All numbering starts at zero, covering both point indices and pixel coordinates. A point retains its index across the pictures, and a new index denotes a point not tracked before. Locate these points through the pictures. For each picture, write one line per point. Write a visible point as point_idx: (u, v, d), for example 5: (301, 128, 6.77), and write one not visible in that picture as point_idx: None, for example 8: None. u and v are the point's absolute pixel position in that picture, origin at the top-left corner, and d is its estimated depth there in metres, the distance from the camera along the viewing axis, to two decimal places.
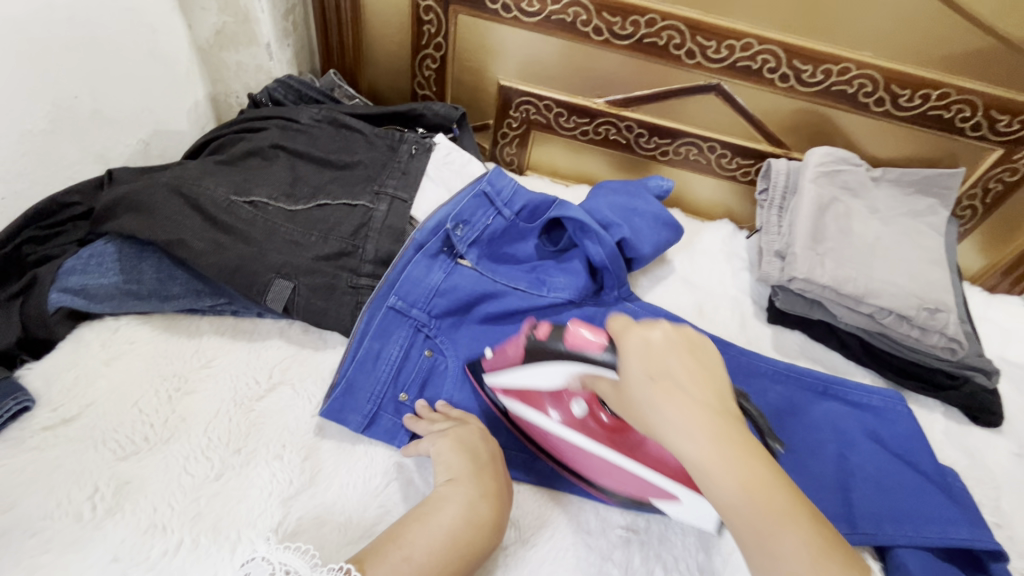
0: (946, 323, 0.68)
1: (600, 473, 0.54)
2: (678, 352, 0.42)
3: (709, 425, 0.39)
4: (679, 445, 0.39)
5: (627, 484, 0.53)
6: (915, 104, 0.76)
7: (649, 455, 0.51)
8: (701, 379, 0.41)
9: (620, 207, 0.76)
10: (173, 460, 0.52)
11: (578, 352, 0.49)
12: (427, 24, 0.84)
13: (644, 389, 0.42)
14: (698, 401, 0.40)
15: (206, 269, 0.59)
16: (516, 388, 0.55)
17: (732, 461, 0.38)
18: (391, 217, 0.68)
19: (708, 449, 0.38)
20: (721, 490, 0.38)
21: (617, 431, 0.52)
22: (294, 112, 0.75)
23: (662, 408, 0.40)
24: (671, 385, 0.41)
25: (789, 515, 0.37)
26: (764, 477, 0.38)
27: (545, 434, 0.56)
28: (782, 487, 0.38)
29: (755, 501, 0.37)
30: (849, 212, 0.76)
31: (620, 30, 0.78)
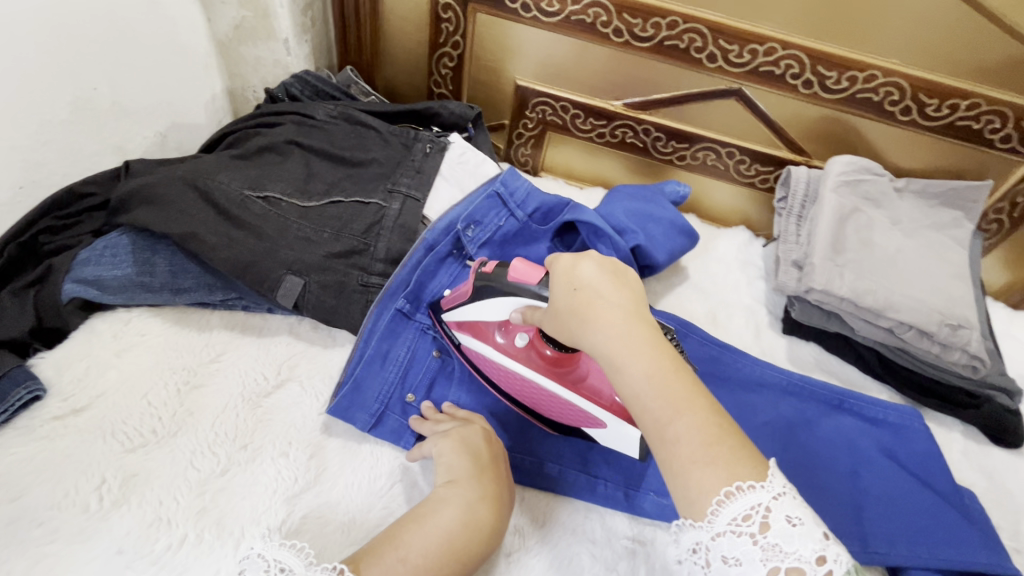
0: (968, 340, 0.66)
1: (538, 401, 0.58)
2: (598, 268, 0.47)
3: (622, 324, 0.43)
4: (590, 341, 0.44)
5: (564, 414, 0.57)
6: (943, 114, 0.74)
7: (583, 384, 0.55)
8: (620, 286, 0.46)
9: (635, 213, 0.75)
10: (180, 453, 0.52)
11: (516, 286, 0.53)
12: (445, 22, 0.84)
13: (568, 299, 0.46)
14: (615, 305, 0.44)
15: (218, 263, 0.59)
16: (467, 322, 0.59)
17: (637, 354, 0.42)
18: (404, 216, 0.68)
19: (620, 345, 0.42)
20: (628, 378, 0.42)
21: (559, 364, 0.56)
22: (310, 108, 0.75)
23: (581, 315, 0.45)
24: (590, 292, 0.45)
25: (684, 404, 0.40)
26: (670, 374, 0.41)
27: (491, 365, 0.59)
28: (684, 380, 0.41)
29: (661, 392, 0.40)
30: (871, 223, 0.74)
31: (640, 32, 0.77)
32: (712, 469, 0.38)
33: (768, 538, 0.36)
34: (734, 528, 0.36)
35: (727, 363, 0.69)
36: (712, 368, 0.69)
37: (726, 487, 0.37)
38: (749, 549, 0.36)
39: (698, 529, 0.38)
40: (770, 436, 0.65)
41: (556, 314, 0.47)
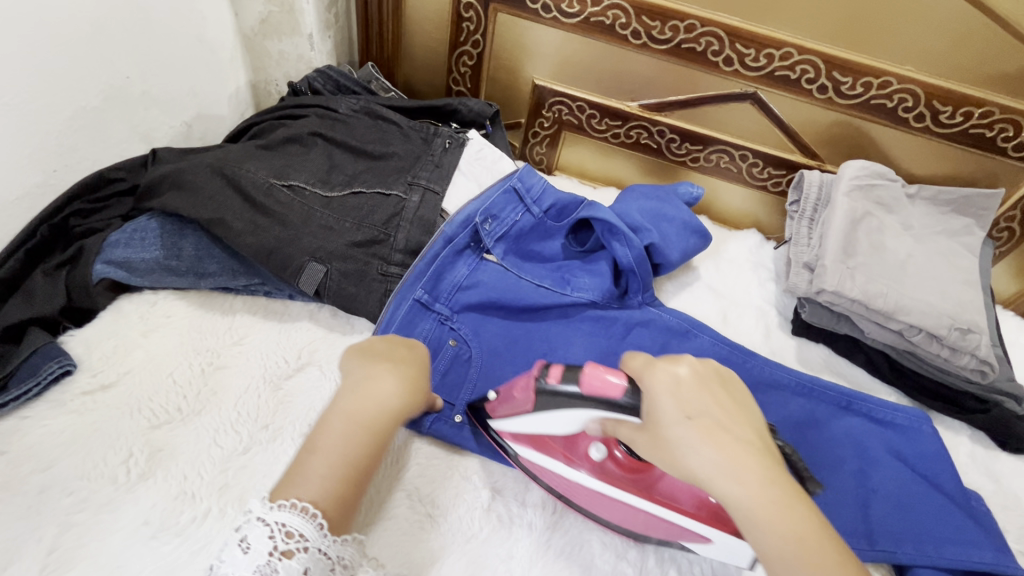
0: (977, 345, 0.67)
1: (623, 518, 0.52)
2: (708, 389, 0.44)
3: (756, 470, 0.40)
4: (723, 486, 0.40)
5: (651, 529, 0.51)
6: (956, 122, 0.75)
7: (673, 495, 0.49)
8: (743, 419, 0.43)
9: (649, 212, 0.76)
10: (204, 431, 0.53)
11: (597, 397, 0.47)
12: (466, 21, 0.85)
13: (681, 429, 0.42)
14: (741, 442, 0.41)
15: (243, 248, 0.60)
16: (527, 434, 0.54)
17: (773, 504, 0.39)
18: (423, 208, 0.69)
19: (756, 494, 0.39)
20: (763, 530, 0.39)
21: (636, 471, 0.52)
22: (333, 102, 0.77)
23: (706, 451, 0.41)
24: (708, 426, 0.42)
25: (835, 565, 0.37)
26: (808, 525, 0.38)
27: (559, 480, 0.54)
28: (825, 532, 0.39)
29: (804, 551, 0.37)
30: (882, 227, 0.75)
31: (658, 34, 0.78)
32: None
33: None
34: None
35: (737, 362, 0.70)
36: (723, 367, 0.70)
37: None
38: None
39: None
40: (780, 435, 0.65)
41: (665, 442, 0.43)
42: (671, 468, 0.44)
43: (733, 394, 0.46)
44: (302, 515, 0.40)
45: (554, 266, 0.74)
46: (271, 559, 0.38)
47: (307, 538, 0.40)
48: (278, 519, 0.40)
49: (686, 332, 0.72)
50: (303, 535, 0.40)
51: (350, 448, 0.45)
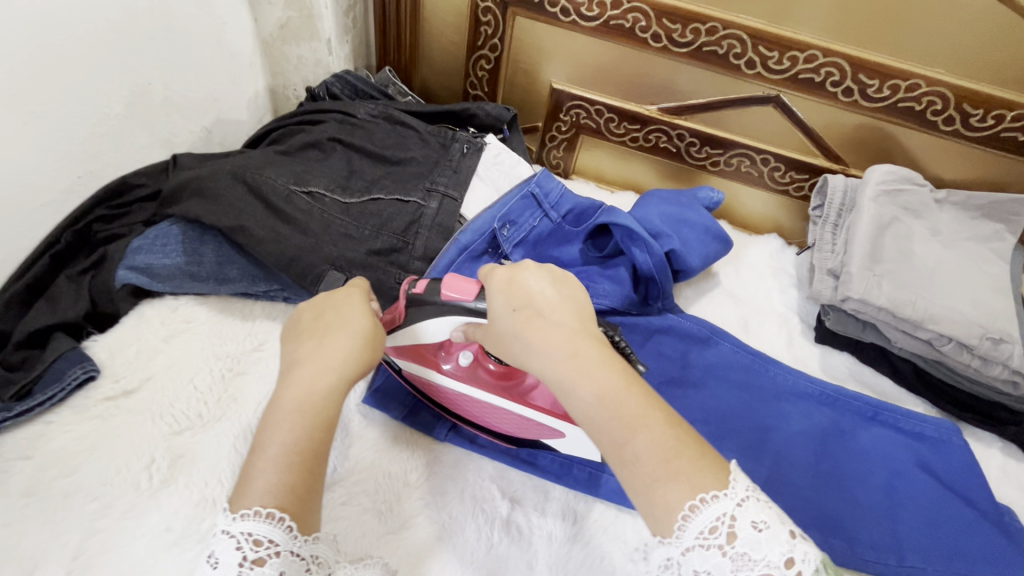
0: (1011, 355, 0.64)
1: (491, 419, 0.56)
2: (546, 283, 0.46)
3: (565, 342, 0.42)
4: (537, 362, 0.42)
5: (515, 428, 0.55)
6: (988, 125, 0.73)
7: (535, 396, 0.54)
8: (563, 305, 0.45)
9: (670, 217, 0.75)
10: (224, 438, 0.53)
11: (455, 303, 0.49)
12: (484, 25, 0.85)
13: (508, 320, 0.44)
14: (564, 322, 0.44)
15: (265, 257, 0.60)
16: (407, 346, 0.54)
17: (587, 374, 0.41)
18: (442, 215, 0.69)
19: (567, 363, 0.41)
20: (579, 397, 0.40)
21: (506, 377, 0.55)
22: (351, 107, 0.77)
23: (524, 333, 0.43)
24: (527, 310, 0.44)
25: (639, 418, 0.39)
26: (618, 387, 0.40)
27: (434, 388, 0.57)
28: (635, 394, 0.40)
29: (612, 410, 0.40)
30: (909, 233, 0.73)
31: (679, 37, 0.77)
32: (675, 487, 0.37)
33: (735, 548, 0.35)
34: (703, 542, 0.35)
35: (758, 371, 0.69)
36: (744, 376, 0.69)
37: (691, 502, 0.36)
38: (718, 561, 0.35)
39: (669, 548, 0.37)
40: (804, 445, 0.64)
41: (496, 332, 0.46)
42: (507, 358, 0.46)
43: (567, 288, 0.48)
44: (268, 521, 0.38)
45: (572, 272, 0.73)
46: (241, 570, 0.36)
47: (277, 543, 0.37)
48: (243, 529, 0.37)
49: (707, 340, 0.71)
50: (273, 541, 0.37)
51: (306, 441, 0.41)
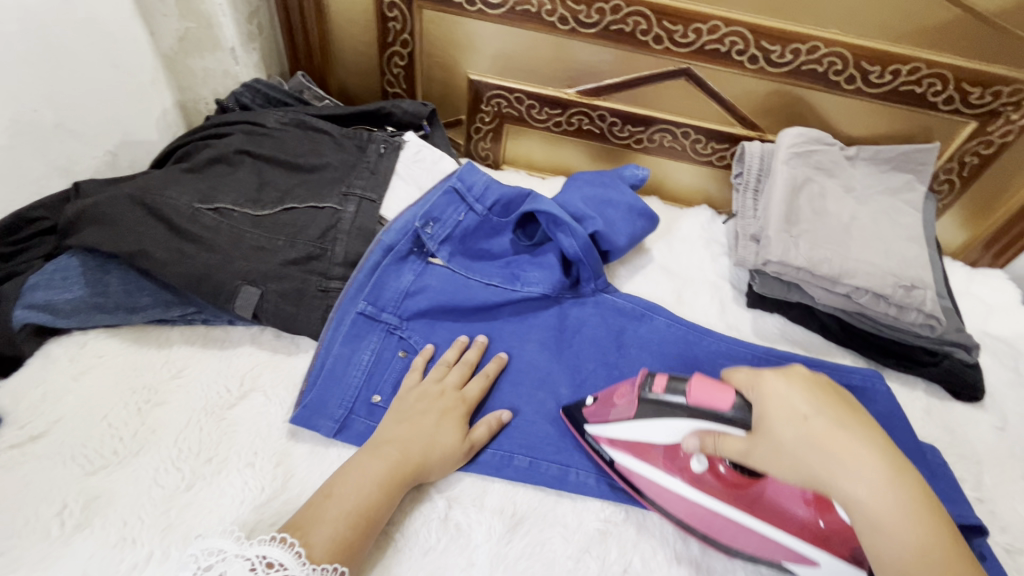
0: (923, 300, 0.68)
1: (711, 525, 0.52)
2: (827, 396, 0.45)
3: (878, 467, 0.41)
4: (844, 484, 0.41)
5: (745, 543, 0.51)
6: (886, 80, 0.76)
7: (775, 509, 0.50)
8: (857, 418, 0.44)
9: (592, 199, 0.76)
10: (143, 472, 0.51)
11: (705, 408, 0.49)
12: (392, 21, 0.83)
13: (797, 431, 0.43)
14: (864, 448, 0.42)
15: (170, 279, 0.58)
16: (628, 441, 0.55)
17: (898, 512, 0.40)
18: (360, 218, 0.68)
19: (887, 500, 0.40)
20: (888, 533, 0.40)
21: (738, 485, 0.52)
22: (259, 117, 0.75)
23: (830, 448, 0.42)
24: (835, 421, 0.43)
25: (952, 562, 0.39)
26: (931, 526, 0.40)
27: (654, 488, 0.54)
28: (940, 532, 0.40)
29: (930, 554, 0.39)
30: (823, 192, 0.75)
31: (585, 18, 0.77)
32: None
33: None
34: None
35: (693, 342, 0.69)
36: (680, 350, 0.69)
37: None
38: None
39: None
40: None
41: (777, 442, 0.44)
42: (787, 470, 0.44)
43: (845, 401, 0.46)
44: (282, 546, 0.43)
45: (503, 262, 0.73)
46: None
47: (287, 567, 0.42)
48: (258, 552, 0.42)
49: (641, 317, 0.71)
50: (284, 564, 0.42)
51: (365, 499, 0.48)
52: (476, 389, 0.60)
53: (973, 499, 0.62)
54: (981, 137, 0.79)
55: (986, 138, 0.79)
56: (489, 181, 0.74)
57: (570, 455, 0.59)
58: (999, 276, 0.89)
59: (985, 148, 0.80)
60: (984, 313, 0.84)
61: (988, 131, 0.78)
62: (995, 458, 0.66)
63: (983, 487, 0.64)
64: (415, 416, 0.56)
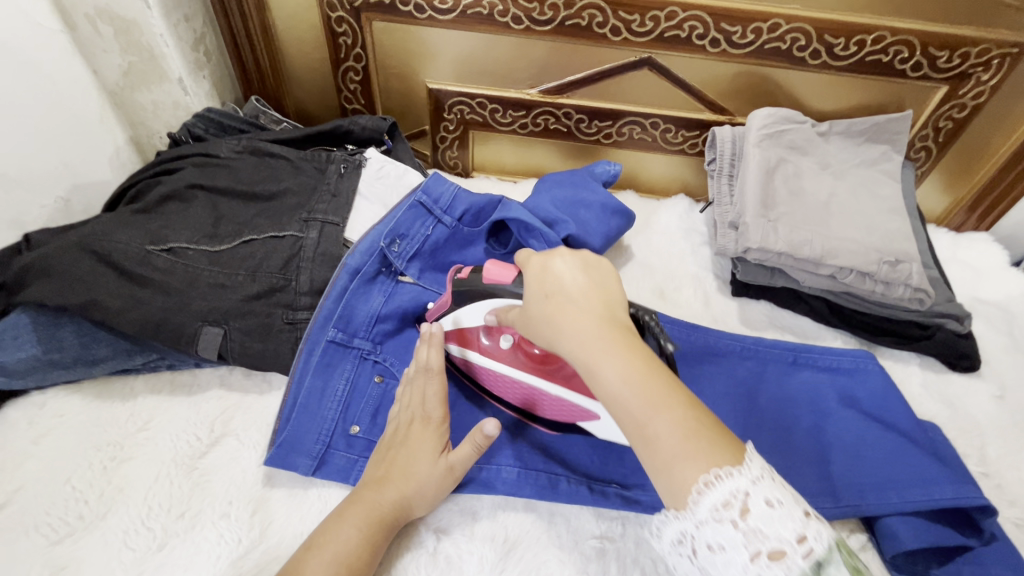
0: (909, 274, 0.66)
1: (526, 397, 0.56)
2: (576, 273, 0.45)
3: (591, 322, 0.41)
4: (563, 346, 0.41)
5: (546, 409, 0.56)
6: (851, 52, 0.74)
7: (575, 381, 0.54)
8: (589, 287, 0.44)
9: (563, 201, 0.73)
10: (111, 535, 0.49)
11: (494, 284, 0.53)
12: (342, 36, 0.80)
13: (540, 305, 0.44)
14: (585, 309, 0.42)
15: (125, 328, 0.55)
16: (454, 329, 0.58)
17: (613, 359, 0.39)
18: (324, 243, 0.65)
19: (601, 347, 0.39)
20: (602, 378, 0.38)
21: (545, 361, 0.54)
22: (212, 148, 0.72)
23: (552, 316, 0.42)
24: (563, 291, 0.43)
25: (663, 400, 0.36)
26: (644, 367, 0.38)
27: (476, 369, 0.59)
28: (659, 374, 0.38)
29: (654, 401, 0.37)
30: (798, 171, 0.73)
31: (539, 16, 0.75)
32: (692, 463, 0.34)
33: (748, 523, 0.32)
34: (715, 515, 0.33)
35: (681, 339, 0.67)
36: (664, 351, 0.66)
37: (704, 479, 0.34)
38: (731, 537, 0.32)
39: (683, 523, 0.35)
40: (734, 406, 0.63)
41: (526, 318, 0.45)
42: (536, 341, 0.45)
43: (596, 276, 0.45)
44: None
45: None
46: None
47: None
48: None
49: None
50: None
51: (342, 544, 0.46)
52: (435, 397, 0.53)
53: (979, 475, 0.60)
54: (953, 100, 0.77)
55: (958, 102, 0.77)
56: (457, 191, 0.71)
57: (558, 470, 0.56)
58: (985, 239, 0.88)
59: (958, 111, 0.79)
60: (972, 279, 0.82)
61: (960, 94, 0.77)
62: (997, 428, 0.65)
63: (988, 461, 0.62)
64: (390, 453, 0.52)
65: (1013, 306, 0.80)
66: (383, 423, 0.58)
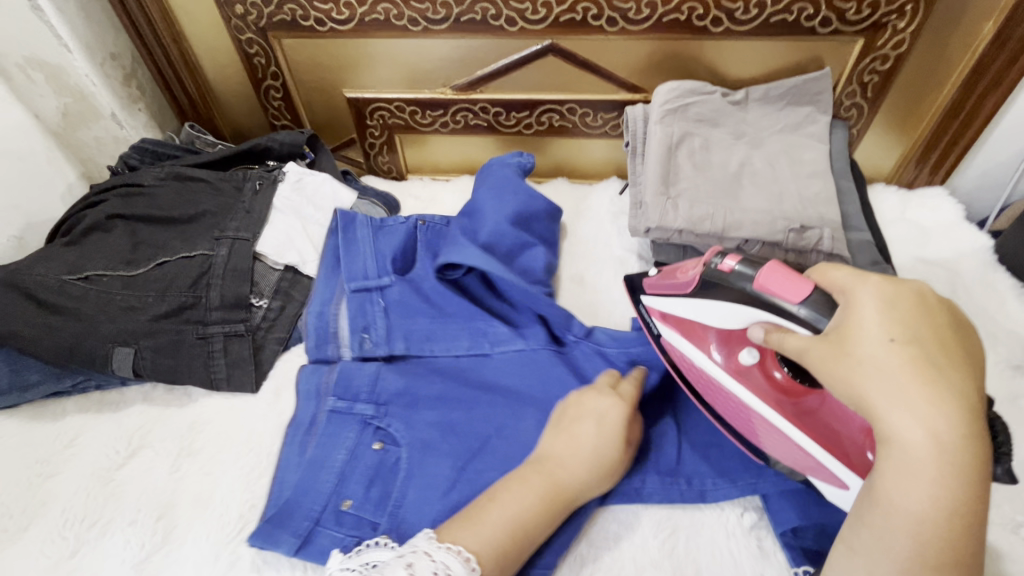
0: (819, 239, 0.64)
1: (756, 430, 0.53)
2: (935, 329, 0.39)
3: (955, 422, 0.35)
4: (895, 418, 0.37)
5: (771, 443, 0.51)
6: (753, 15, 0.71)
7: (821, 427, 0.49)
8: (953, 361, 0.37)
9: (496, 208, 0.73)
10: (32, 546, 0.53)
11: (769, 297, 0.46)
12: (256, 57, 0.84)
13: (883, 351, 0.38)
14: (955, 394, 0.36)
15: (42, 354, 0.60)
16: (676, 318, 0.57)
17: (940, 475, 0.35)
18: (233, 259, 0.68)
19: (942, 457, 0.35)
20: (917, 488, 0.36)
21: (791, 394, 0.52)
22: (135, 178, 0.76)
23: (905, 382, 0.36)
24: (924, 352, 0.37)
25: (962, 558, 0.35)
26: (970, 509, 0.35)
27: (698, 372, 0.56)
28: (978, 528, 0.35)
29: (945, 530, 0.35)
30: (706, 144, 0.71)
31: (433, 15, 0.75)
32: None
33: None
34: None
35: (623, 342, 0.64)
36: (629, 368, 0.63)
37: None
38: None
39: None
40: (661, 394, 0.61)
41: (849, 356, 0.39)
42: (830, 382, 0.40)
43: (960, 338, 0.40)
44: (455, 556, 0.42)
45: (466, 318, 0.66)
46: None
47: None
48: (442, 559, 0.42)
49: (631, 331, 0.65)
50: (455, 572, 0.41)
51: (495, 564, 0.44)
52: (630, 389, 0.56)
53: None
54: (873, 53, 0.74)
55: (879, 54, 0.74)
56: (378, 244, 0.71)
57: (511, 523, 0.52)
58: (938, 195, 0.82)
59: (882, 63, 0.75)
60: (919, 238, 0.78)
61: (879, 45, 0.73)
62: None
63: None
64: (582, 426, 0.53)
65: (961, 263, 0.75)
66: (379, 493, 0.54)
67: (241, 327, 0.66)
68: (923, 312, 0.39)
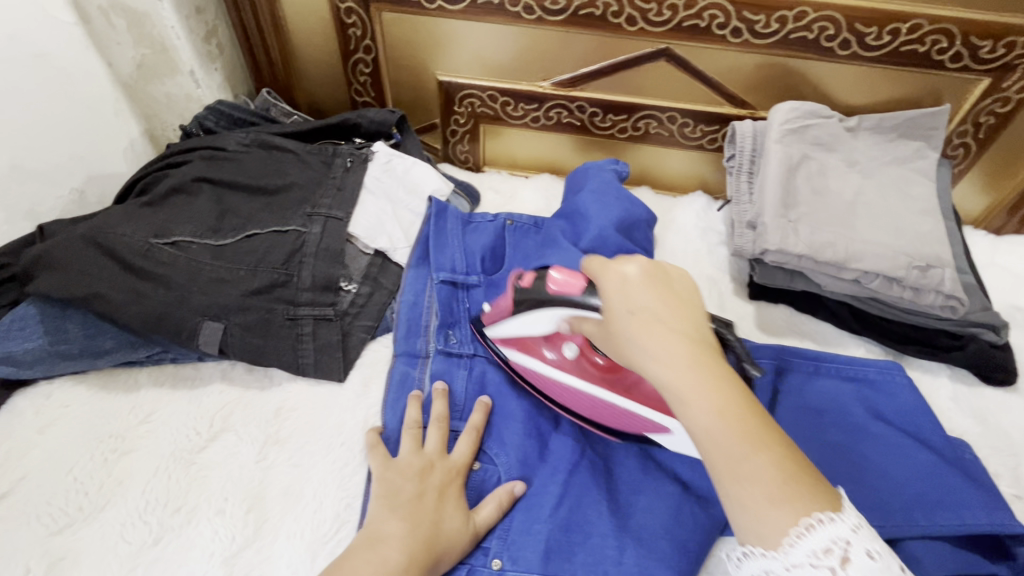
0: (941, 280, 0.62)
1: (597, 411, 0.54)
2: (658, 289, 0.41)
3: (684, 350, 0.38)
4: (653, 367, 0.38)
5: (622, 422, 0.54)
6: (884, 42, 0.70)
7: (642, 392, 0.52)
8: (677, 308, 0.40)
9: (601, 212, 0.70)
10: (110, 527, 0.49)
11: (562, 297, 0.49)
12: (352, 27, 0.80)
13: (625, 321, 0.40)
14: (676, 331, 0.39)
15: (127, 321, 0.56)
16: (512, 338, 0.56)
17: (703, 390, 0.36)
18: (326, 238, 0.64)
19: (687, 376, 0.37)
20: (696, 410, 0.36)
21: (611, 370, 0.54)
22: (219, 141, 0.71)
23: (639, 338, 0.39)
24: (655, 311, 0.39)
25: (762, 440, 0.35)
26: (744, 409, 0.36)
27: (541, 378, 0.56)
28: (755, 412, 0.36)
29: (736, 434, 0.35)
30: (823, 168, 0.69)
31: (551, 5, 0.72)
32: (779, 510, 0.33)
33: None
34: None
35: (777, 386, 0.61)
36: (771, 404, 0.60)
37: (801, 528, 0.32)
38: None
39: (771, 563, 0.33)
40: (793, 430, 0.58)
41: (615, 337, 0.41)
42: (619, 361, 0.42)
43: (679, 291, 0.42)
44: None
45: None
46: None
47: None
48: None
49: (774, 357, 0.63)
50: None
51: None
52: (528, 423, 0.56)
53: (1012, 497, 0.57)
54: (995, 94, 0.72)
55: (1000, 95, 0.72)
56: (463, 247, 0.67)
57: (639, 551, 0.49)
58: None
59: (1001, 105, 0.73)
60: (1015, 285, 0.77)
61: (1004, 87, 0.72)
62: None
63: None
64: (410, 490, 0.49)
65: None
66: None
67: (331, 311, 0.62)
68: (662, 285, 0.41)
